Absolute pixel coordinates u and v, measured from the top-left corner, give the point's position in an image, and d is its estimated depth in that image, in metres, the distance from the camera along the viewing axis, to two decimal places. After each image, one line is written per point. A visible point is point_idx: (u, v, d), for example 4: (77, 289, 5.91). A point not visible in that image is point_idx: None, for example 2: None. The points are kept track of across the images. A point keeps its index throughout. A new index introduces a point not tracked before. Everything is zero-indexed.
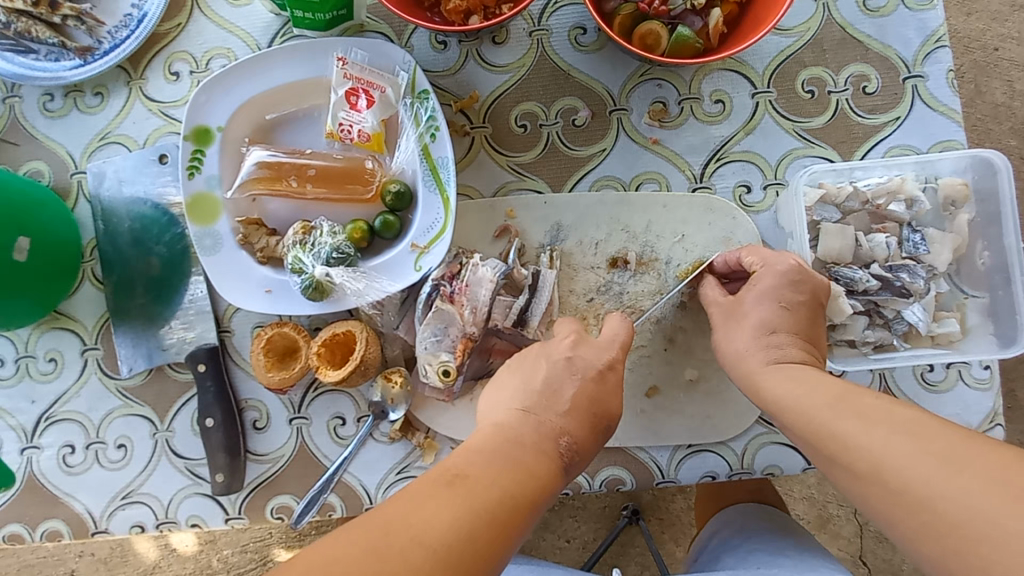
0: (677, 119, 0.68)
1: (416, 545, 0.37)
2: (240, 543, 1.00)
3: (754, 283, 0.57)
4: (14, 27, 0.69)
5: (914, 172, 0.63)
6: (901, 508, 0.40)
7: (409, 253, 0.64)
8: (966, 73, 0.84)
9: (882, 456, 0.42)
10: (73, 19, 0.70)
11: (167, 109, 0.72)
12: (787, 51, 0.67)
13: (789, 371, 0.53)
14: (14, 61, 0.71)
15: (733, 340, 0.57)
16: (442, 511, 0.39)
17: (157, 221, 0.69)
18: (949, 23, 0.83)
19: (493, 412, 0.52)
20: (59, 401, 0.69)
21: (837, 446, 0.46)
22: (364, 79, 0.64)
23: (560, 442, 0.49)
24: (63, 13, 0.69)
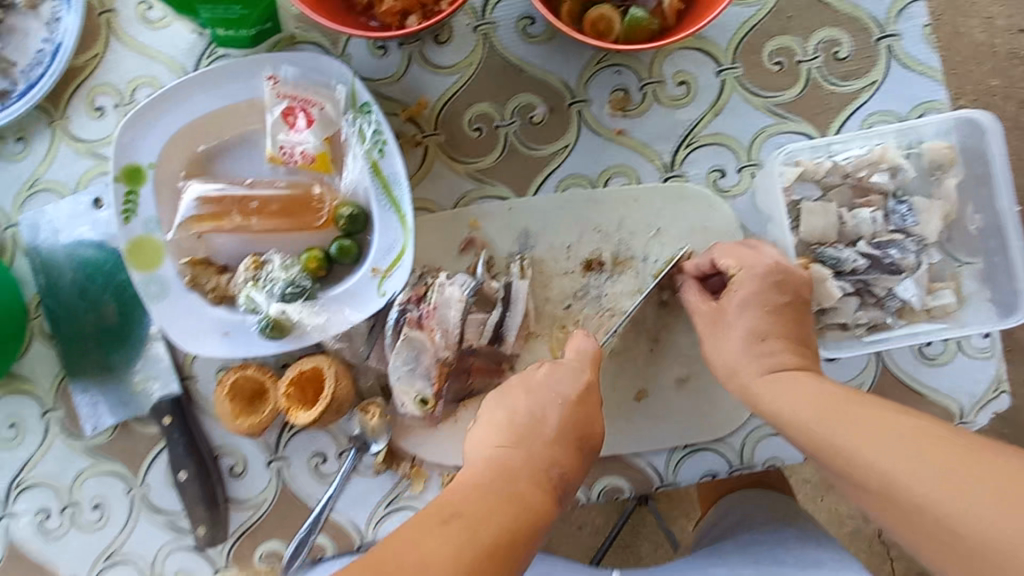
0: (640, 107, 0.63)
1: None
2: None
3: (735, 288, 0.55)
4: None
5: (896, 139, 0.60)
6: (918, 526, 0.39)
7: (370, 279, 0.60)
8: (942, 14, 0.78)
9: (889, 474, 0.41)
10: None
11: (96, 148, 0.67)
12: (750, 21, 0.62)
13: (784, 381, 0.51)
14: None
15: (723, 347, 0.55)
16: (436, 554, 0.37)
17: (100, 269, 0.65)
18: None
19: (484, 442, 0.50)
20: (26, 467, 0.66)
21: (843, 462, 0.44)
22: (300, 97, 0.60)
23: (551, 471, 0.47)
24: None
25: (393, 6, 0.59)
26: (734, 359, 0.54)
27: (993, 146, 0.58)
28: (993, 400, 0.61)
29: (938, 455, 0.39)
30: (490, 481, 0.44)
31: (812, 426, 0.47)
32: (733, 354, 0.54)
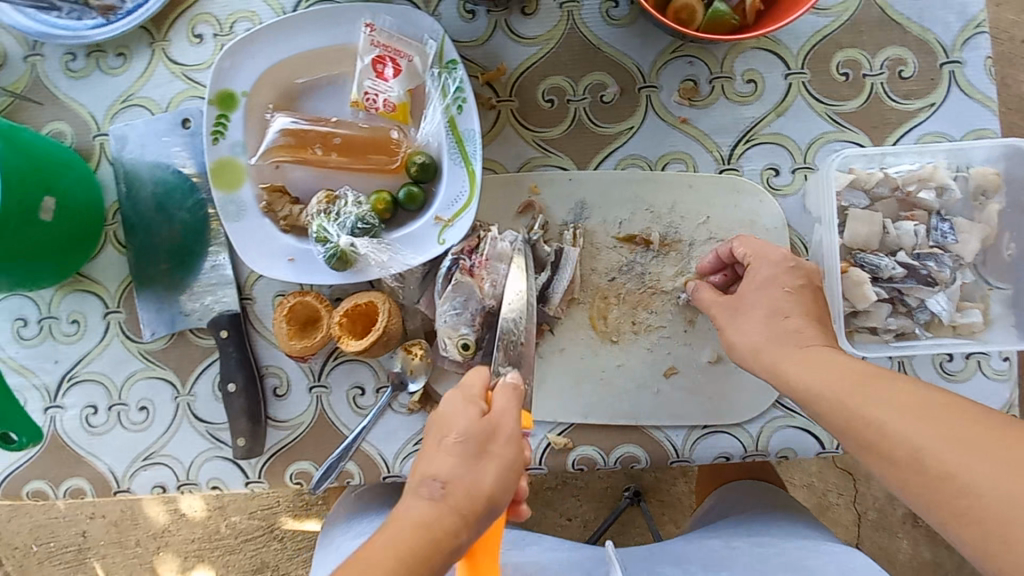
0: (707, 99, 0.66)
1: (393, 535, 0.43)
2: (248, 509, 1.09)
3: (751, 275, 0.58)
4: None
5: (946, 160, 0.63)
6: (936, 489, 0.41)
7: (432, 226, 0.63)
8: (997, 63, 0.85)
9: (919, 442, 0.42)
10: None
11: (191, 72, 0.71)
12: (823, 31, 0.65)
13: (817, 355, 0.52)
14: (37, 19, 0.71)
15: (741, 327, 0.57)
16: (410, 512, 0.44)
17: (178, 187, 0.69)
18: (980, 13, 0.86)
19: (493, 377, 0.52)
20: (82, 362, 0.70)
21: (871, 431, 0.45)
22: (391, 47, 0.63)
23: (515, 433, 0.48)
24: None
25: None
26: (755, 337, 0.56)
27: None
28: None
29: (962, 437, 0.41)
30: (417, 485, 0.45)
31: (839, 399, 0.48)
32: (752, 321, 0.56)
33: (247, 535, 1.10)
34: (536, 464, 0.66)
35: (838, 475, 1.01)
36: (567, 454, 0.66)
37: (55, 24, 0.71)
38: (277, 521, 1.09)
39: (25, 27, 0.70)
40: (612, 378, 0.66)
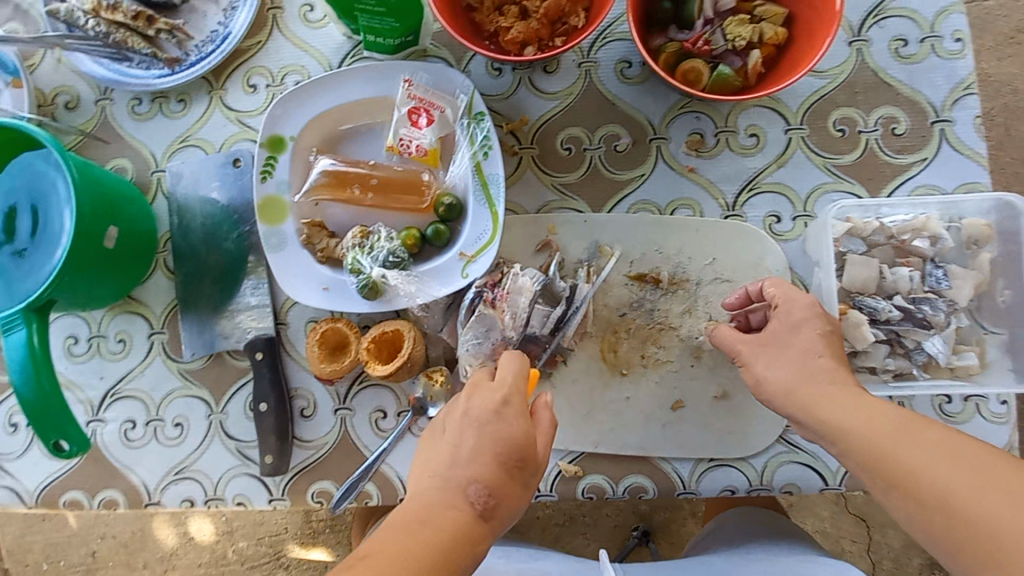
0: (713, 150, 0.72)
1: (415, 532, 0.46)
2: (256, 535, 1.11)
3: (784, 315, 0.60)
4: (112, 37, 0.77)
5: (939, 211, 0.67)
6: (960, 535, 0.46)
7: (457, 261, 0.69)
8: None
9: (948, 489, 0.47)
10: (166, 33, 0.78)
11: (244, 118, 0.79)
12: (820, 91, 0.71)
13: (820, 391, 0.56)
14: (111, 68, 0.79)
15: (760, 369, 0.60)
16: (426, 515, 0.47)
17: (226, 219, 0.75)
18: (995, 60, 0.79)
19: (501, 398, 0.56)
20: (125, 378, 0.75)
21: (902, 473, 0.49)
22: (426, 100, 0.70)
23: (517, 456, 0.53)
24: (158, 28, 0.77)
25: (516, 37, 0.70)
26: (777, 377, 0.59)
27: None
28: None
29: (990, 480, 0.46)
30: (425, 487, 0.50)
31: (872, 440, 0.52)
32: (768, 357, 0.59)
33: (253, 562, 1.11)
34: (547, 491, 0.69)
35: (852, 521, 1.02)
36: (578, 481, 0.69)
37: (125, 73, 0.79)
38: (284, 548, 1.11)
39: (100, 75, 0.79)
40: (622, 409, 0.69)
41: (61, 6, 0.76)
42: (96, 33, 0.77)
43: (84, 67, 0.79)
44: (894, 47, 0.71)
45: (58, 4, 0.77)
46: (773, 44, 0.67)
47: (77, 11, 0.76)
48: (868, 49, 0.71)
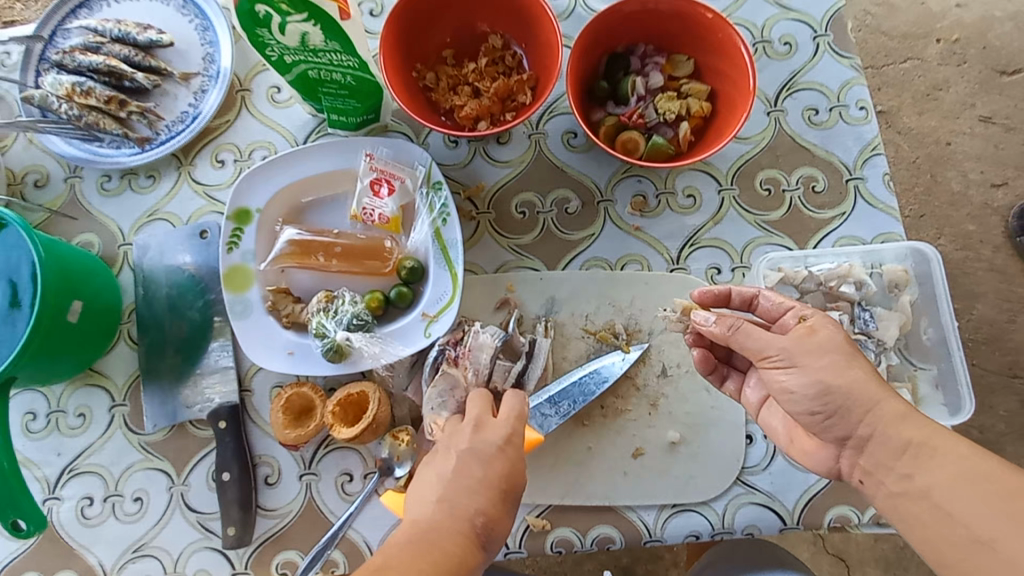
0: (655, 210, 0.78)
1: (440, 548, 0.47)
2: None
3: None
4: (84, 119, 0.80)
5: (861, 259, 0.74)
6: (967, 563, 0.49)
7: (419, 321, 0.71)
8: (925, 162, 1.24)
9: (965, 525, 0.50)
10: (138, 115, 0.82)
11: (212, 191, 0.82)
12: (746, 155, 0.79)
13: None
14: (83, 148, 0.83)
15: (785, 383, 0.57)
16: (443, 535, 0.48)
17: (192, 289, 0.77)
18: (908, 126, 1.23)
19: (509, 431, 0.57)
20: (83, 454, 0.74)
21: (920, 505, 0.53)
22: (387, 172, 0.75)
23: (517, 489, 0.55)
24: (130, 110, 0.81)
25: (469, 113, 0.77)
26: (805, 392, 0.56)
27: (936, 273, 0.73)
28: None
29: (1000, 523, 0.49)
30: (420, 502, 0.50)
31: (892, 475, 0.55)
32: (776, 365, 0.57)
33: None
34: (515, 547, 0.69)
35: (832, 561, 1.03)
36: (546, 535, 0.69)
37: (98, 152, 0.83)
38: None
39: (72, 154, 0.82)
40: (586, 459, 0.71)
41: (36, 93, 0.81)
42: (69, 117, 0.81)
43: (56, 148, 0.83)
44: (807, 115, 0.80)
45: (34, 91, 0.82)
46: (699, 116, 0.75)
47: (52, 98, 0.81)
48: (785, 118, 0.80)
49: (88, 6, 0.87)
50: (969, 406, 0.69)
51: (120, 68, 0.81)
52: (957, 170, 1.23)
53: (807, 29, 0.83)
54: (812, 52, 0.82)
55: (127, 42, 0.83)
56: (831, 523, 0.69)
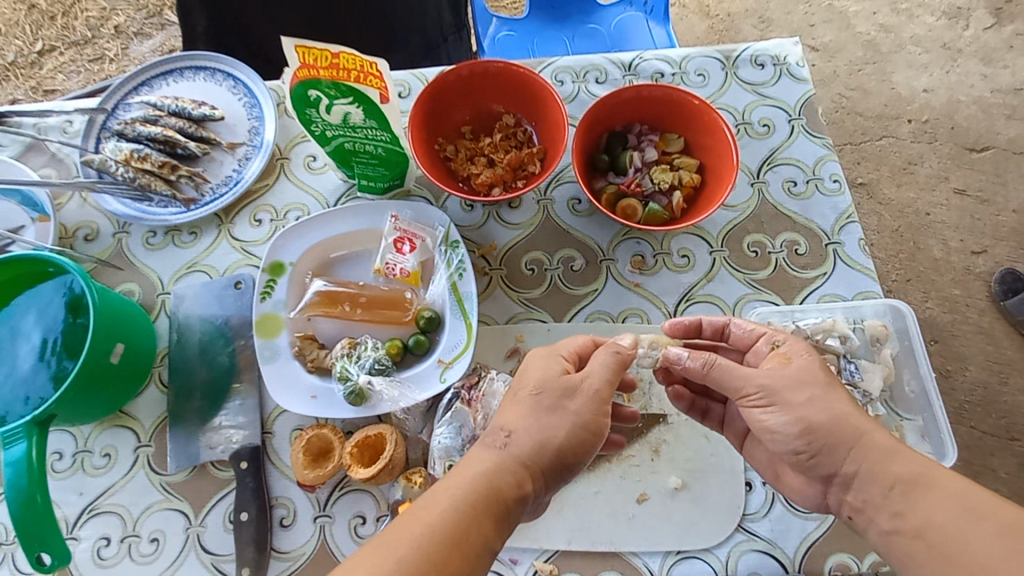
0: (653, 268, 0.86)
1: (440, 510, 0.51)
2: None
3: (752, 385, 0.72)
4: (138, 182, 0.90)
5: (844, 315, 0.81)
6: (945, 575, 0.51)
7: (436, 367, 0.76)
8: (907, 232, 1.67)
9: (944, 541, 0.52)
10: (186, 178, 0.91)
11: (248, 246, 0.90)
12: (733, 221, 0.88)
13: None
14: (133, 206, 0.91)
15: (770, 421, 0.62)
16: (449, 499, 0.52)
17: (223, 335, 0.83)
18: (891, 189, 1.73)
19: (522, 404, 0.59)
20: (105, 494, 0.76)
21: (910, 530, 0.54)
22: (409, 231, 0.83)
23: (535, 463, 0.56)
24: (180, 174, 0.91)
25: (485, 181, 0.86)
26: (788, 431, 0.61)
27: (913, 328, 0.79)
28: None
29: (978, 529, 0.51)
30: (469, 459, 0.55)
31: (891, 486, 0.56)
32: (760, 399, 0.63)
33: None
34: None
35: None
36: None
37: (147, 210, 0.91)
38: None
39: (122, 212, 0.90)
40: (592, 504, 0.73)
41: (97, 157, 0.90)
42: (124, 179, 0.90)
43: (108, 205, 0.91)
44: (786, 186, 0.89)
45: (95, 156, 0.91)
46: (690, 186, 0.84)
47: (111, 162, 0.90)
48: (767, 188, 0.89)
49: (149, 84, 0.98)
50: (953, 452, 0.73)
51: (175, 137, 0.91)
52: (938, 238, 1.67)
53: (782, 114, 0.94)
54: (788, 133, 0.93)
55: (182, 116, 0.93)
56: (831, 572, 0.70)
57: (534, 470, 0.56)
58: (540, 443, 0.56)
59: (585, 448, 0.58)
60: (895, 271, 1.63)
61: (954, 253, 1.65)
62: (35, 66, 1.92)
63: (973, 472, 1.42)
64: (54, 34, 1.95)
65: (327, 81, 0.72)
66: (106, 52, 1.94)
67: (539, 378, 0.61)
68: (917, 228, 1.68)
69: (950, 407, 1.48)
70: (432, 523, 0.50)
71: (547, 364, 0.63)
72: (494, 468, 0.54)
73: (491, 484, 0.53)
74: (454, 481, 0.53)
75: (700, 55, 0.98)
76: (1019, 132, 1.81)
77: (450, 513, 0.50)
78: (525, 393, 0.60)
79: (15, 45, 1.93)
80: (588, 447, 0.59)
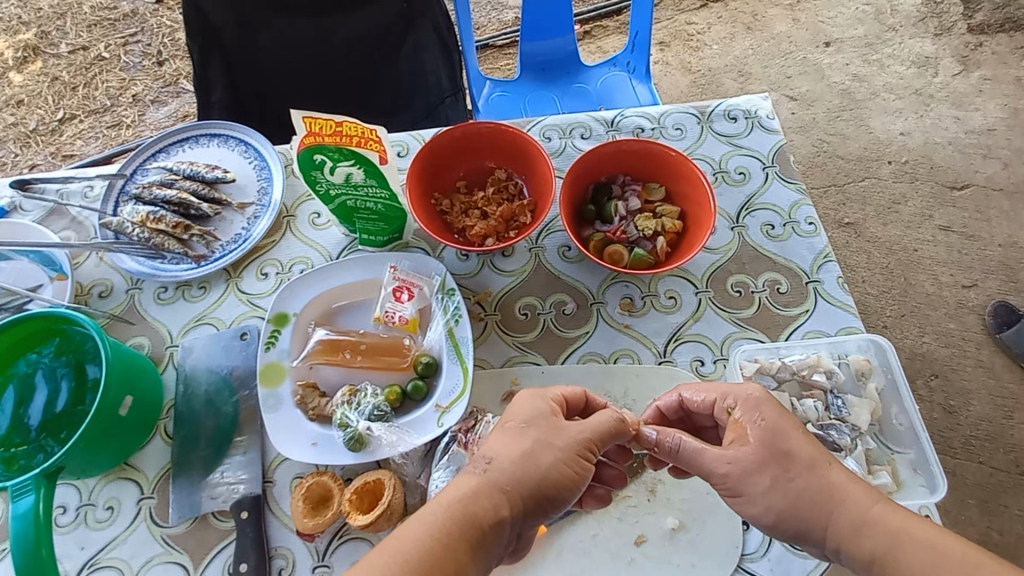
0: (641, 310, 0.89)
1: (417, 536, 0.52)
2: None
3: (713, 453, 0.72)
4: (152, 241, 0.95)
5: (828, 351, 0.83)
6: None
7: (433, 412, 0.79)
8: (899, 267, 1.72)
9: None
10: (198, 236, 0.97)
11: (254, 299, 0.94)
12: (715, 262, 0.92)
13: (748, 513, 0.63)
14: (147, 264, 0.96)
15: (747, 508, 0.63)
16: (425, 525, 0.53)
17: (228, 385, 0.85)
18: (881, 227, 1.78)
19: (506, 442, 0.61)
20: (106, 547, 0.77)
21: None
22: (408, 280, 0.87)
23: (514, 495, 0.57)
24: (192, 233, 0.97)
25: (479, 232, 0.91)
26: (767, 520, 0.62)
27: (895, 362, 0.81)
28: None
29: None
30: (453, 484, 0.57)
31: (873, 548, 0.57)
32: (730, 481, 0.63)
33: None
34: None
35: None
36: None
37: (159, 267, 0.96)
38: None
39: (135, 269, 0.95)
40: (590, 548, 0.74)
41: (114, 219, 0.96)
42: (139, 239, 0.95)
43: (123, 263, 0.96)
44: (765, 230, 0.94)
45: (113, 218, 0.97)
46: (673, 233, 0.89)
47: (127, 224, 0.96)
48: (747, 232, 0.94)
49: (166, 150, 1.06)
50: (944, 484, 0.73)
51: (188, 199, 0.97)
52: (929, 273, 1.71)
53: (757, 162, 1.00)
54: (763, 180, 0.99)
55: (196, 179, 1.00)
56: None
57: (512, 497, 0.57)
58: (521, 475, 0.58)
59: (568, 479, 0.59)
60: (888, 306, 1.66)
61: (945, 288, 1.68)
62: (55, 132, 2.04)
63: (989, 510, 1.39)
64: (74, 103, 2.08)
65: (332, 146, 0.79)
66: (123, 118, 2.06)
67: (527, 413, 0.64)
68: (909, 264, 1.72)
69: (957, 443, 1.47)
70: (410, 549, 0.51)
71: (535, 402, 0.65)
72: (476, 495, 0.56)
73: (470, 513, 0.54)
74: (433, 505, 0.54)
75: (677, 111, 1.06)
76: (997, 170, 1.88)
77: (427, 536, 0.52)
78: (515, 426, 0.63)
79: (38, 114, 2.06)
80: (571, 479, 0.60)
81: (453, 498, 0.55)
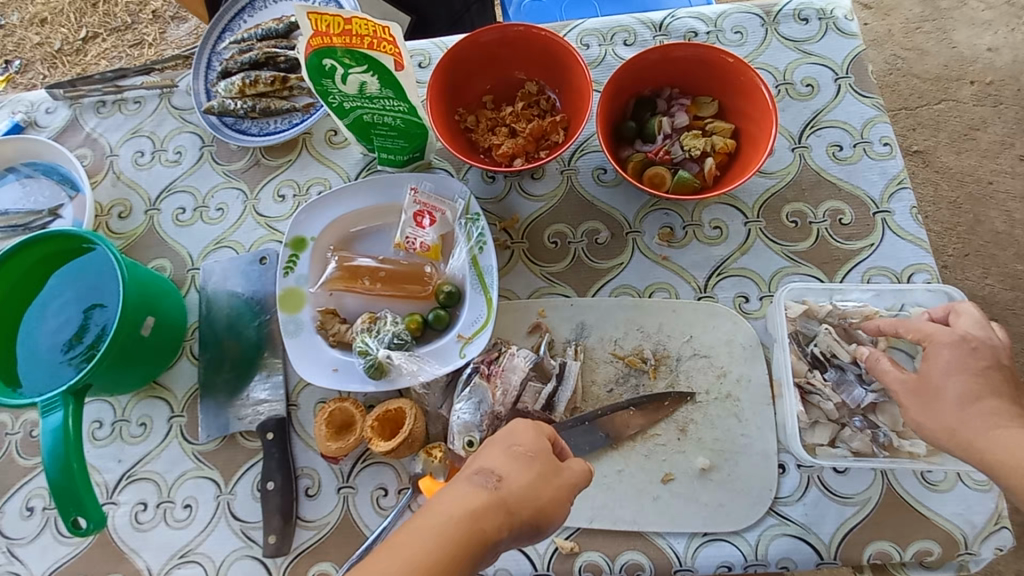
0: (682, 241, 0.82)
1: (417, 549, 0.42)
2: None
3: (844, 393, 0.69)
4: (258, 107, 0.93)
5: (889, 299, 0.73)
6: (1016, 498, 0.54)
7: (455, 343, 0.75)
8: (970, 201, 1.54)
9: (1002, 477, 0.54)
10: (299, 88, 0.94)
11: (272, 222, 0.90)
12: (771, 189, 0.82)
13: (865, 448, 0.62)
14: (270, 132, 0.94)
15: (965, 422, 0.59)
16: (426, 537, 0.43)
17: (249, 310, 0.83)
18: (954, 155, 1.59)
19: (499, 462, 0.51)
20: (141, 461, 0.79)
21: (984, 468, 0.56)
22: (429, 204, 0.81)
23: (518, 515, 0.48)
24: (292, 85, 0.93)
25: (506, 151, 0.83)
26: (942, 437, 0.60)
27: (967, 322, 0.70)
28: (996, 533, 0.66)
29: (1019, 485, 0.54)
30: (454, 495, 0.46)
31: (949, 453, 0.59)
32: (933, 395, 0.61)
33: None
34: (543, 570, 0.69)
35: None
36: (573, 558, 0.69)
37: (298, 125, 0.94)
38: None
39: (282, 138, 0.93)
40: (614, 483, 0.71)
41: (214, 102, 0.93)
42: (244, 111, 0.93)
43: (243, 140, 0.94)
44: (831, 151, 0.83)
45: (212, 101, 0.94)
46: (724, 152, 0.79)
47: (228, 101, 0.93)
48: (809, 154, 0.83)
49: (229, 27, 0.99)
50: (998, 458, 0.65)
51: (274, 53, 0.94)
52: (1001, 209, 1.53)
53: (828, 72, 0.87)
54: (834, 93, 0.86)
55: (272, 37, 0.96)
56: (870, 559, 0.67)
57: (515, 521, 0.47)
58: (524, 497, 0.49)
59: (561, 513, 0.51)
60: (951, 245, 1.51)
61: (1019, 226, 1.52)
62: (79, 52, 1.97)
63: None
64: (96, 21, 1.99)
65: (342, 48, 0.71)
66: (145, 36, 1.98)
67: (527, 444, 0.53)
68: (983, 198, 1.55)
69: None
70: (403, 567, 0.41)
71: (541, 432, 0.56)
72: (484, 512, 0.46)
73: (481, 532, 0.44)
74: (435, 519, 0.44)
75: (737, 11, 0.91)
76: None
77: (431, 552, 0.42)
78: (523, 451, 0.53)
79: (61, 33, 1.98)
80: (561, 515, 0.52)
81: (455, 506, 0.45)
